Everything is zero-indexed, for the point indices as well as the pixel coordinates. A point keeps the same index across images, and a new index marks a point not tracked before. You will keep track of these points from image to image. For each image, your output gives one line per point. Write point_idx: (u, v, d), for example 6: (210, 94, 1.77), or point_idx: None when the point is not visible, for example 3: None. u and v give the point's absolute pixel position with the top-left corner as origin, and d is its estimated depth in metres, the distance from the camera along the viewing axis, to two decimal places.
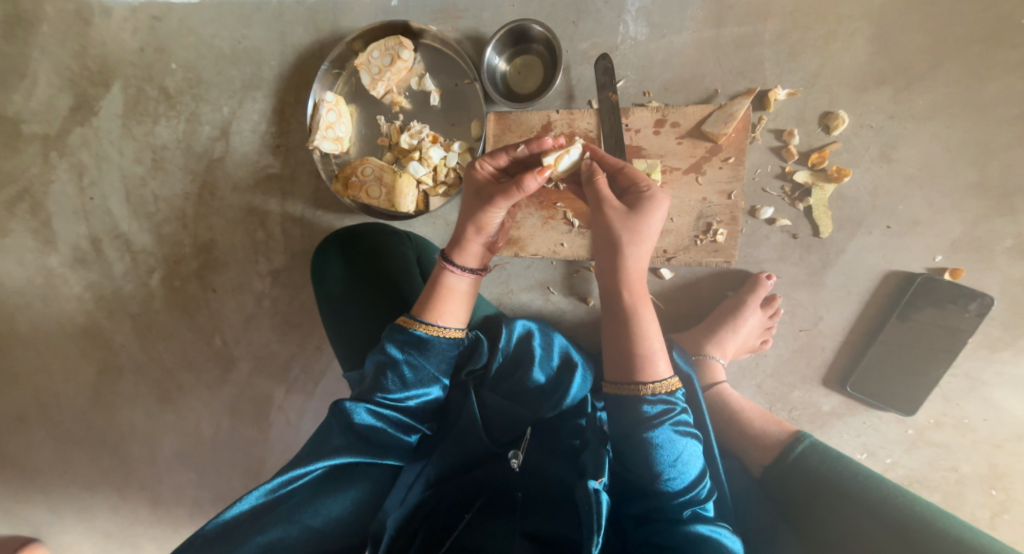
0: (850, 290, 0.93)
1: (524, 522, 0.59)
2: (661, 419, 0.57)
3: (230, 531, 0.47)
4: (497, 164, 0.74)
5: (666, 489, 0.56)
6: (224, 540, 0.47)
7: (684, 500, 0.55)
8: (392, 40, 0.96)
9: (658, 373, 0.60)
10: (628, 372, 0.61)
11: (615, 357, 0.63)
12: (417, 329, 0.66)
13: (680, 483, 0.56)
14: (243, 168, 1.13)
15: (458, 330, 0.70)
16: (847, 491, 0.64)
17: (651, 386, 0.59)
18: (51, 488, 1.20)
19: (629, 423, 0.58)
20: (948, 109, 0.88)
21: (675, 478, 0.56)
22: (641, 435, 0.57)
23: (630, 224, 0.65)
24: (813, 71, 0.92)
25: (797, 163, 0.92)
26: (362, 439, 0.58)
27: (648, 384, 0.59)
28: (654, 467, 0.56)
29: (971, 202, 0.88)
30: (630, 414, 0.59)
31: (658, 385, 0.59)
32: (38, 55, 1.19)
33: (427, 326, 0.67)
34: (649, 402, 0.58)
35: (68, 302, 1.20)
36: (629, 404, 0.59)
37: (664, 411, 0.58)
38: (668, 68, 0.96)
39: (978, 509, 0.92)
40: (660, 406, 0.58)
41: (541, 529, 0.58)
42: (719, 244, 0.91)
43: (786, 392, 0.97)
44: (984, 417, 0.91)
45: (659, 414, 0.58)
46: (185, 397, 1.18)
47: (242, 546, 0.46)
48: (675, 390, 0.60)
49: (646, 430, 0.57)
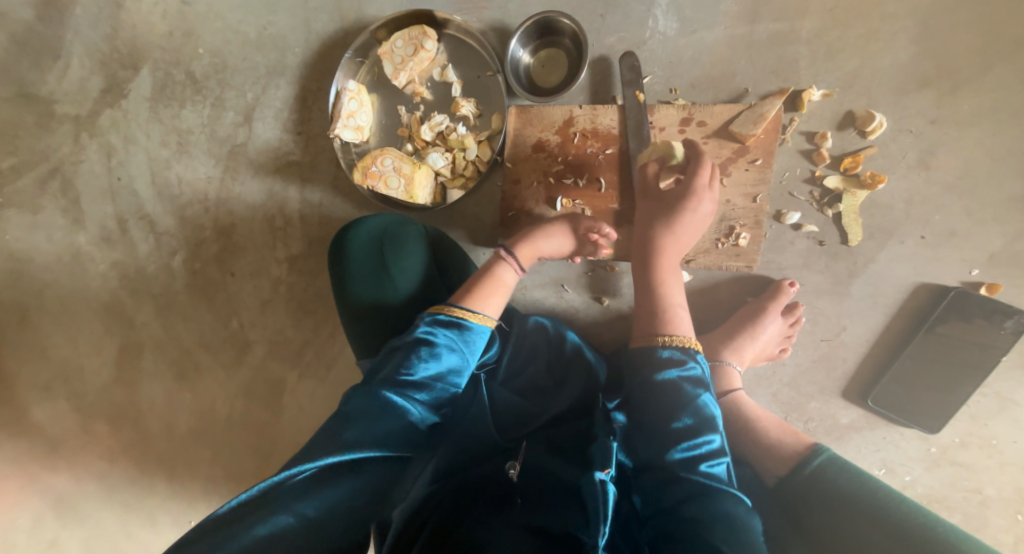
0: (877, 299, 0.90)
1: (525, 515, 0.56)
2: (669, 365, 0.60)
3: (219, 529, 0.44)
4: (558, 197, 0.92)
5: (671, 426, 0.56)
6: (211, 539, 0.43)
7: (695, 448, 0.54)
8: (416, 29, 0.95)
9: (677, 330, 0.65)
10: (654, 326, 0.66)
11: (647, 316, 0.68)
12: (461, 313, 0.71)
13: (687, 427, 0.55)
14: (264, 154, 1.14)
15: (493, 319, 0.74)
16: (868, 511, 0.62)
17: (671, 337, 0.63)
18: (73, 458, 1.24)
19: (645, 370, 0.61)
20: (995, 115, 0.84)
21: (700, 444, 0.54)
22: (656, 377, 0.59)
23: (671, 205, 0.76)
24: (851, 71, 0.88)
25: (827, 168, 0.89)
26: (366, 431, 0.54)
27: (664, 336, 0.64)
28: (665, 412, 0.57)
29: (1013, 216, 0.84)
30: (644, 362, 0.62)
31: (672, 338, 0.63)
32: (71, 37, 1.22)
33: (469, 312, 0.71)
34: (662, 348, 0.62)
35: (94, 278, 1.23)
36: (646, 352, 0.63)
37: (675, 357, 0.60)
38: (696, 65, 0.93)
39: (1001, 533, 0.89)
40: (671, 352, 0.61)
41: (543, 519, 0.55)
42: (741, 248, 0.89)
43: (803, 402, 0.94)
44: (1014, 439, 0.88)
45: (668, 360, 0.60)
46: (202, 376, 1.21)
47: (229, 542, 0.42)
48: (691, 348, 0.62)
49: (660, 372, 0.59)
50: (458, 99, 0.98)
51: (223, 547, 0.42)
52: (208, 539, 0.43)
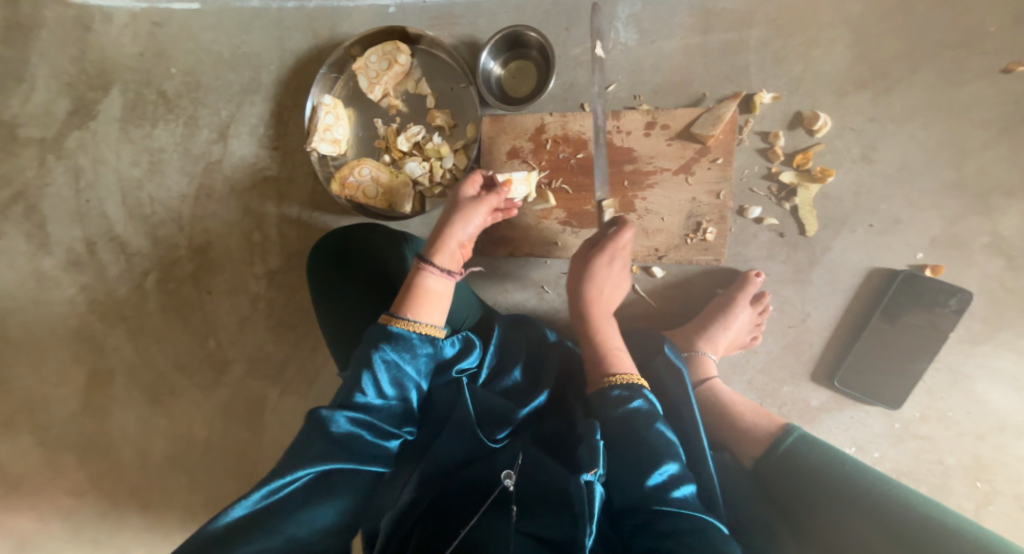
0: (837, 285, 0.96)
1: (521, 520, 0.58)
2: (622, 403, 0.65)
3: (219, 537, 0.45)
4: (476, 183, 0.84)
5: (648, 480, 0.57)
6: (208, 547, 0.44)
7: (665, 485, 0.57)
8: (389, 45, 1.00)
9: (624, 369, 0.71)
10: (602, 371, 0.72)
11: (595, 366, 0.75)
12: (392, 325, 0.67)
13: (649, 459, 0.58)
14: (240, 170, 1.14)
15: (429, 326, 0.70)
16: (833, 490, 0.65)
17: (617, 376, 0.70)
18: (38, 495, 1.18)
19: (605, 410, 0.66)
20: (925, 112, 0.92)
21: (662, 473, 0.58)
22: (614, 413, 0.64)
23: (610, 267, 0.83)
24: (796, 75, 0.95)
25: (782, 164, 0.95)
26: (344, 448, 0.56)
27: (615, 376, 0.70)
28: (628, 445, 0.60)
29: (948, 201, 0.92)
30: (605, 404, 0.67)
31: (622, 376, 0.69)
32: (37, 60, 1.20)
33: (401, 322, 0.68)
34: (614, 388, 0.68)
35: (61, 304, 1.20)
36: (603, 395, 0.68)
37: (625, 396, 0.66)
38: (657, 73, 0.99)
39: (965, 501, 0.94)
40: (621, 393, 0.67)
41: (540, 524, 0.57)
42: (709, 242, 0.94)
43: (776, 387, 0.99)
44: (967, 410, 0.94)
45: (620, 400, 0.66)
46: (178, 399, 1.18)
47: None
48: (637, 385, 0.68)
49: (617, 411, 0.64)
50: (433, 111, 1.02)
51: None
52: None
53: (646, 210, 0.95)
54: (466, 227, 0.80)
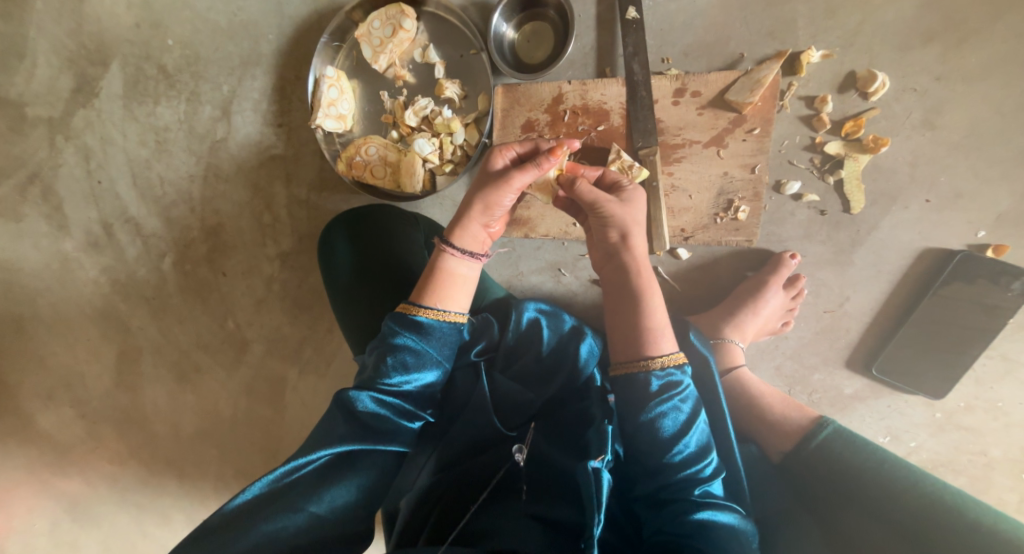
0: (881, 268, 0.88)
1: (533, 504, 0.56)
2: (668, 394, 0.56)
3: (232, 520, 0.44)
4: (513, 152, 0.73)
5: (669, 461, 0.54)
6: (225, 527, 0.43)
7: (695, 472, 0.54)
8: (393, 8, 0.91)
9: (662, 349, 0.59)
10: (637, 351, 0.60)
11: (626, 336, 0.62)
12: (417, 313, 0.63)
13: (688, 455, 0.55)
14: (246, 149, 1.11)
15: (460, 315, 0.67)
16: (859, 491, 0.60)
17: (656, 359, 0.58)
18: (84, 465, 1.24)
19: (637, 399, 0.57)
20: (1002, 69, 0.80)
21: (693, 465, 0.54)
22: (645, 416, 0.55)
23: (628, 212, 0.65)
24: (851, 29, 0.84)
25: (828, 134, 0.86)
26: (366, 426, 0.54)
27: (656, 359, 0.58)
28: (655, 443, 0.55)
29: (1022, 172, 0.82)
30: (637, 388, 0.58)
31: (666, 359, 0.58)
32: (35, 34, 1.16)
33: (426, 310, 0.63)
34: (657, 377, 0.57)
35: (85, 286, 1.21)
36: (632, 381, 0.58)
37: (671, 385, 0.56)
38: (688, 31, 0.89)
39: (1006, 492, 0.90)
40: (667, 380, 0.57)
41: (553, 512, 0.55)
42: (740, 222, 0.87)
43: (806, 374, 0.94)
44: (1019, 400, 0.87)
45: (665, 390, 0.56)
46: (203, 378, 1.20)
47: (244, 535, 0.42)
48: (682, 363, 0.59)
49: (652, 405, 0.55)
50: (441, 81, 0.94)
51: (236, 540, 0.42)
52: (211, 540, 0.42)
53: (673, 187, 0.87)
54: (493, 207, 0.70)
